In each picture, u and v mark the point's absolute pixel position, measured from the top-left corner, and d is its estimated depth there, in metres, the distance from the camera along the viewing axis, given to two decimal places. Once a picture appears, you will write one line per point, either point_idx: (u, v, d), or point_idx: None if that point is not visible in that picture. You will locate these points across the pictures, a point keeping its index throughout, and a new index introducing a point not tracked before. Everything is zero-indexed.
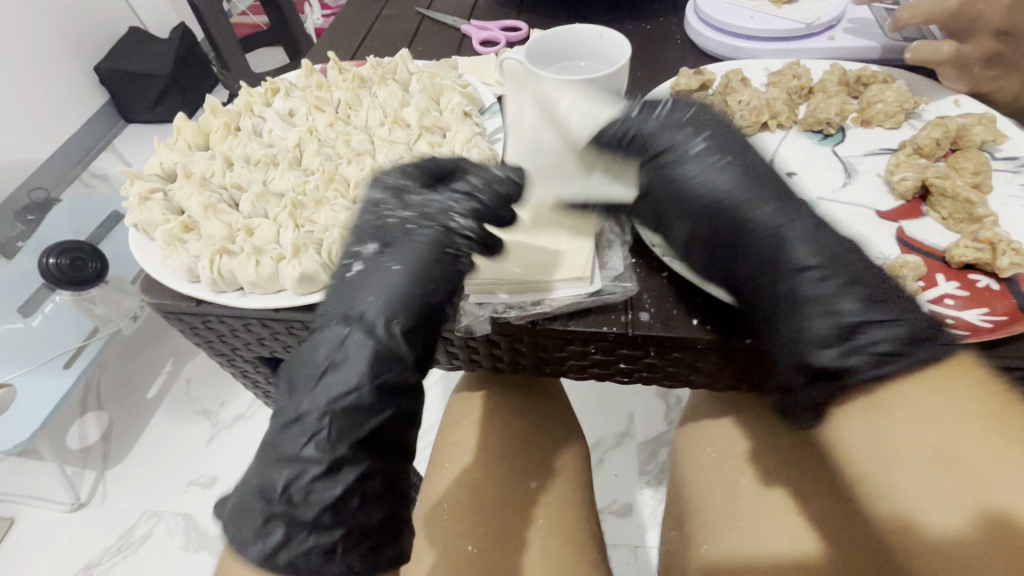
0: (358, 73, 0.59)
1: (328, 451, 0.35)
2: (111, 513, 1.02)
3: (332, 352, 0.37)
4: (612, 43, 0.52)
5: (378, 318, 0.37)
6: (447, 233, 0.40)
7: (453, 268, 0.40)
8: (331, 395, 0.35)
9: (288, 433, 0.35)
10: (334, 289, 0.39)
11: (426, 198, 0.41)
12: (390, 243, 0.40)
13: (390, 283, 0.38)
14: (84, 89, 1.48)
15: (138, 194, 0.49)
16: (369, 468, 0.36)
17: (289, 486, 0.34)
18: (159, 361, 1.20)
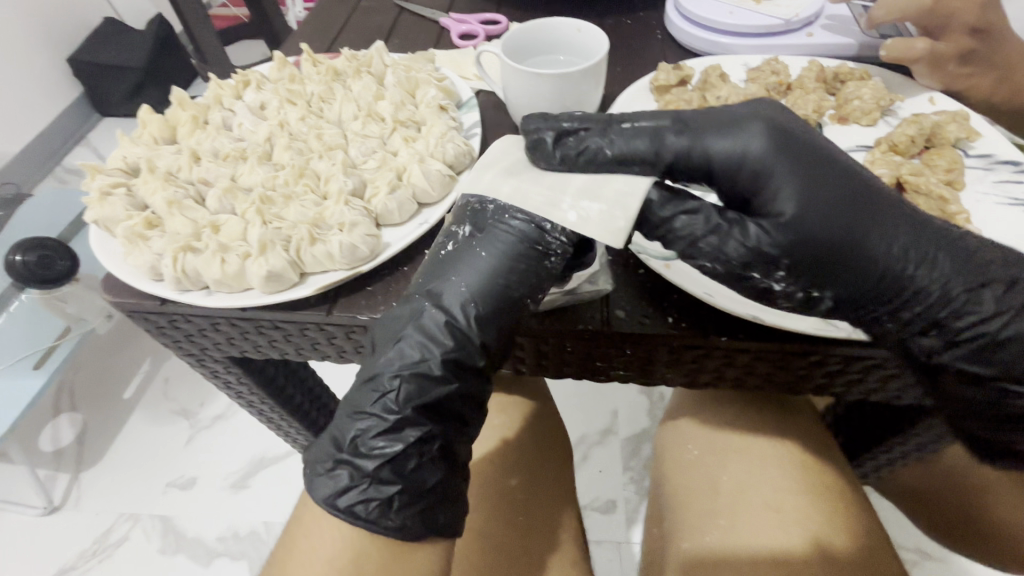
0: (332, 66, 0.57)
1: (393, 410, 0.37)
2: (85, 517, 1.00)
3: (415, 330, 0.37)
4: (590, 38, 0.51)
5: (462, 304, 0.37)
6: (537, 242, 0.37)
7: (539, 265, 0.37)
8: (401, 363, 0.37)
9: (363, 390, 0.38)
10: (433, 266, 0.39)
11: (509, 228, 0.37)
12: (482, 230, 0.37)
13: (477, 270, 0.37)
14: (55, 81, 1.43)
15: (99, 189, 0.47)
16: (430, 431, 0.37)
17: (357, 438, 0.37)
18: (135, 361, 1.17)
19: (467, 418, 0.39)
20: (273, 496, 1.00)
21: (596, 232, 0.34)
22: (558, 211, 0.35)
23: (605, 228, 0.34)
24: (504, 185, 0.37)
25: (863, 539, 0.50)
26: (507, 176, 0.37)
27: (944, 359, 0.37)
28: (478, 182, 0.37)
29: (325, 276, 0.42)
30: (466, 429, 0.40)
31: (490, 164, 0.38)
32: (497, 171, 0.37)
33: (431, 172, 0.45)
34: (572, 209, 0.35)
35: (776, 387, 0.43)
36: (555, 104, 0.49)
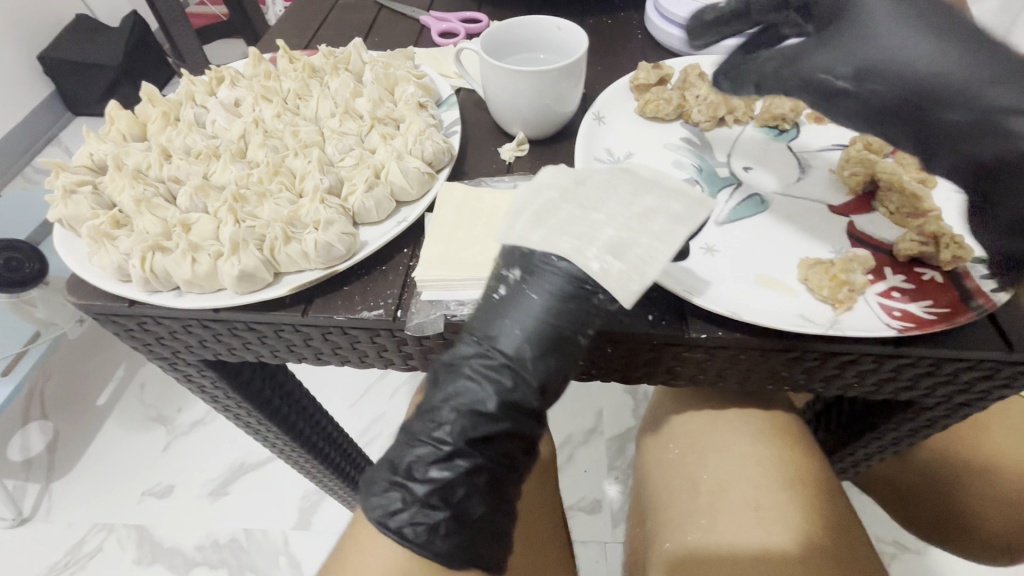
0: (309, 63, 0.56)
1: (447, 441, 0.36)
2: (57, 527, 0.96)
3: (472, 371, 0.36)
4: (569, 36, 0.51)
5: (517, 347, 0.36)
6: (584, 292, 0.36)
7: (587, 305, 0.37)
8: (458, 399, 0.36)
9: (422, 420, 0.37)
10: (481, 310, 0.38)
11: (552, 271, 0.37)
12: (531, 276, 0.37)
13: (529, 313, 0.36)
14: (24, 79, 1.39)
15: (63, 187, 0.45)
16: (478, 464, 0.36)
17: (412, 464, 0.36)
18: (109, 367, 1.14)
19: (516, 451, 0.38)
20: (253, 504, 0.98)
21: (613, 288, 0.35)
22: (584, 259, 0.36)
23: (623, 286, 0.35)
24: (534, 232, 0.37)
25: (842, 532, 0.50)
26: (537, 224, 0.38)
27: (919, 353, 0.37)
28: (510, 230, 0.38)
29: (301, 275, 0.41)
30: (518, 458, 0.38)
31: (520, 209, 0.39)
32: (525, 218, 0.38)
33: (409, 169, 0.45)
34: (597, 260, 0.36)
35: (756, 382, 0.43)
36: (535, 102, 0.48)
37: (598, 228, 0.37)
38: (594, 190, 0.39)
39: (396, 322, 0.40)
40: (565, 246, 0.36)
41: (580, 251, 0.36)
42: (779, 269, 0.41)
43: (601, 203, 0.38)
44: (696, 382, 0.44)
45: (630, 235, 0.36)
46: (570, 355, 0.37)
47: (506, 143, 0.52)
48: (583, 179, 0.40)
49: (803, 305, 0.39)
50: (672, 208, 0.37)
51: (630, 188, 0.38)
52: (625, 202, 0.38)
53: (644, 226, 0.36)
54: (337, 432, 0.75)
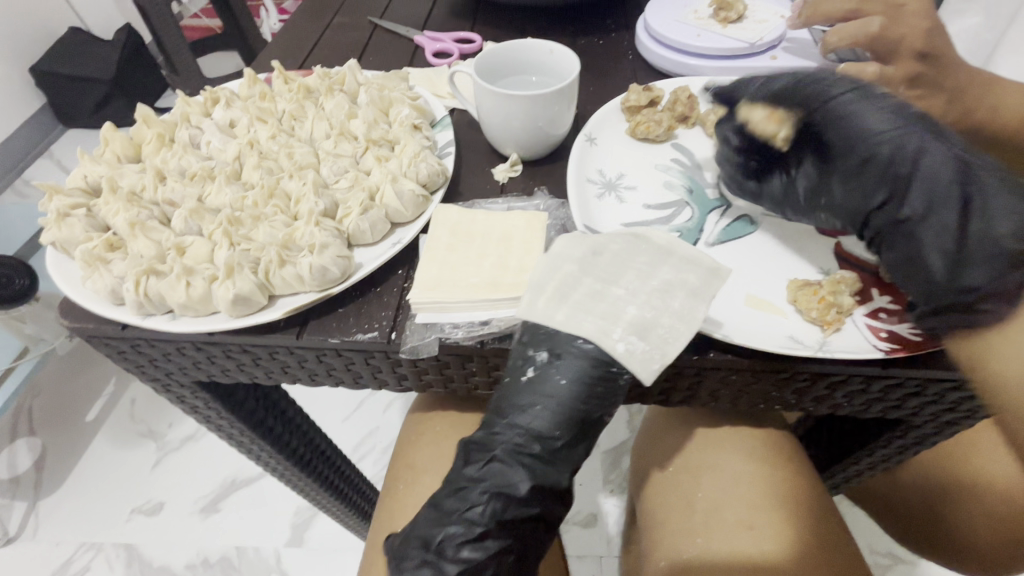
0: (304, 84, 0.57)
1: (478, 522, 0.39)
2: (44, 547, 0.95)
3: (504, 456, 0.39)
4: (562, 60, 0.52)
5: (547, 431, 0.38)
6: (610, 376, 0.38)
7: (612, 386, 0.38)
8: (491, 483, 0.39)
9: (454, 499, 0.40)
10: (511, 386, 0.40)
11: (577, 356, 0.38)
12: (558, 356, 0.38)
13: (557, 397, 0.38)
14: (16, 91, 1.39)
15: (57, 210, 0.45)
16: (507, 544, 0.39)
17: (443, 542, 0.39)
18: (99, 382, 1.12)
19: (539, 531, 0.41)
20: (245, 522, 0.97)
21: (638, 370, 0.36)
22: (611, 340, 0.37)
23: (645, 367, 0.36)
24: (557, 311, 0.38)
25: (834, 550, 0.50)
26: (559, 301, 0.38)
27: (904, 373, 0.38)
28: (532, 307, 0.38)
29: (295, 297, 0.41)
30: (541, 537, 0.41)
31: (540, 284, 0.39)
32: (547, 295, 0.39)
33: (404, 192, 0.45)
34: (622, 341, 0.37)
35: (748, 402, 0.44)
36: (528, 125, 0.49)
37: (621, 308, 0.38)
38: (612, 262, 0.40)
39: (391, 345, 0.40)
40: (591, 327, 0.38)
41: (605, 332, 0.38)
42: (769, 291, 0.42)
43: (621, 276, 0.39)
44: (688, 403, 0.45)
45: (654, 314, 0.38)
46: (594, 428, 0.40)
47: (500, 164, 0.53)
48: (600, 249, 0.41)
49: (792, 327, 0.39)
50: (688, 280, 0.38)
51: (648, 261, 0.40)
52: (644, 275, 0.39)
53: (665, 304, 0.38)
54: (331, 450, 0.74)
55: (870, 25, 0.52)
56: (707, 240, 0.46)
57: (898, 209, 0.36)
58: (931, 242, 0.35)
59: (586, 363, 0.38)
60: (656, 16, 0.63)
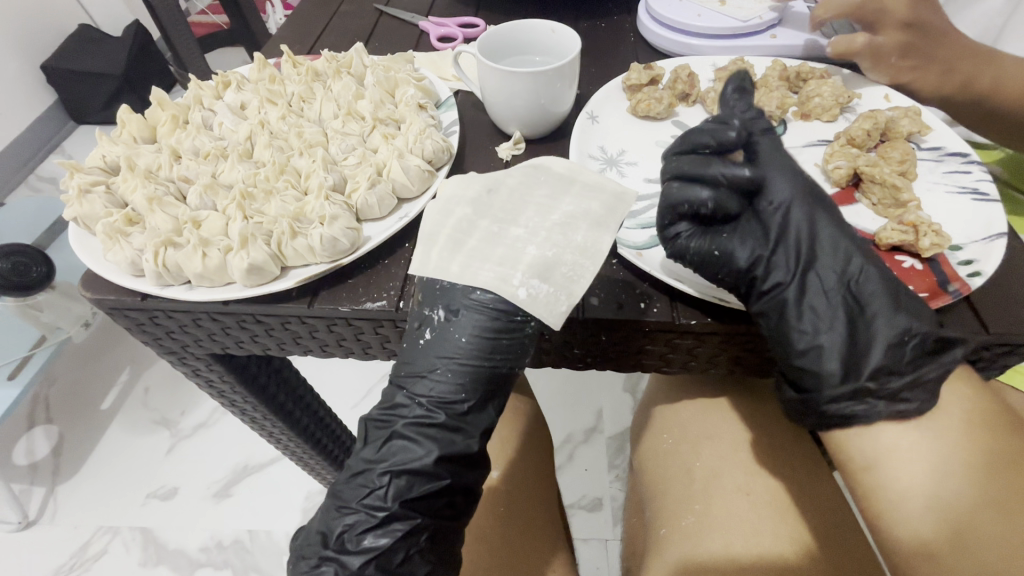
0: (312, 67, 0.58)
1: (382, 506, 0.37)
2: (62, 529, 0.98)
3: (404, 428, 0.38)
4: (563, 38, 0.53)
5: (448, 394, 0.38)
6: (505, 328, 0.38)
7: (510, 335, 0.38)
8: (392, 461, 0.38)
9: (352, 486, 0.38)
10: (409, 352, 0.40)
11: (469, 310, 0.38)
12: (454, 310, 0.38)
13: (458, 356, 0.38)
14: (28, 87, 1.41)
15: (78, 187, 0.47)
16: (418, 524, 0.37)
17: (344, 534, 0.37)
18: (115, 370, 1.15)
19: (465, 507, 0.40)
20: (256, 505, 0.99)
21: (542, 314, 0.36)
22: (510, 287, 0.37)
23: (551, 309, 0.36)
24: (452, 262, 0.38)
25: (827, 517, 0.51)
26: (453, 251, 0.38)
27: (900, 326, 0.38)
28: (425, 262, 0.38)
29: (307, 268, 0.43)
30: (460, 506, 0.40)
31: (433, 235, 0.39)
32: (441, 246, 0.38)
33: (410, 167, 0.46)
34: (523, 287, 0.37)
35: (745, 370, 0.45)
36: (531, 102, 0.50)
37: (521, 248, 0.37)
38: (509, 198, 0.39)
39: (398, 313, 0.42)
40: (489, 276, 0.37)
41: (505, 279, 0.37)
42: None
43: (520, 214, 0.38)
44: (687, 369, 0.46)
45: (555, 252, 0.37)
46: (497, 383, 0.39)
47: (504, 142, 0.54)
48: (496, 186, 0.40)
49: None
50: (591, 209, 0.38)
51: (548, 192, 0.39)
52: (545, 209, 0.38)
53: (567, 239, 0.37)
54: (341, 429, 0.76)
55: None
56: None
57: (783, 275, 0.38)
58: (827, 312, 0.37)
59: (476, 317, 0.38)
60: None
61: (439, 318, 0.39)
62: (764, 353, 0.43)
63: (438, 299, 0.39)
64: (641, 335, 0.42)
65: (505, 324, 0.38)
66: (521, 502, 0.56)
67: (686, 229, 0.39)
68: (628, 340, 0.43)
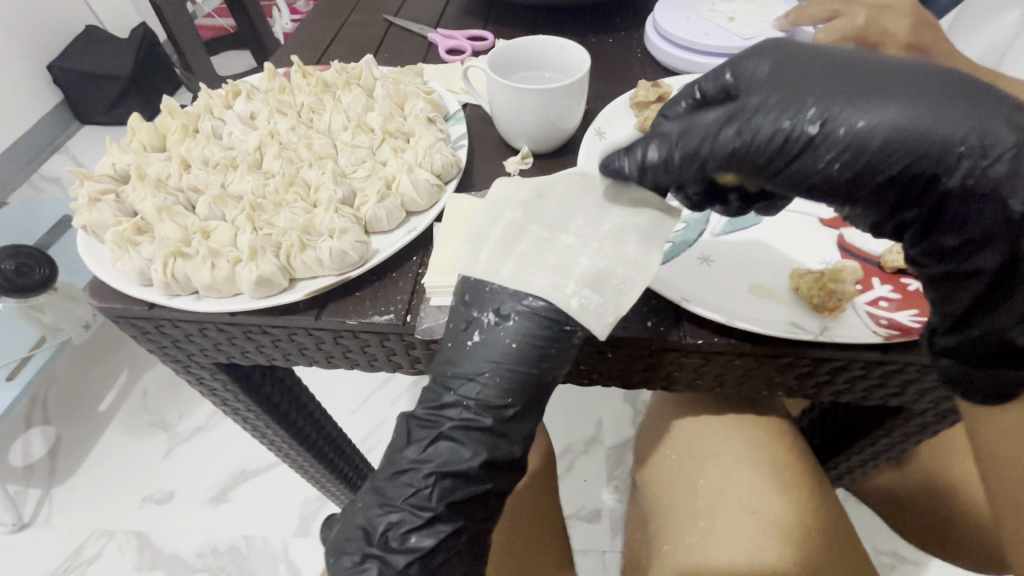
0: (322, 78, 0.58)
1: (427, 506, 0.36)
2: (57, 533, 0.97)
3: (450, 430, 0.37)
4: (572, 55, 0.54)
5: (496, 398, 0.36)
6: (559, 335, 0.37)
7: (562, 342, 0.37)
8: (438, 462, 0.37)
9: (396, 484, 0.37)
10: (453, 354, 0.38)
11: (523, 315, 0.37)
12: (507, 313, 0.37)
13: (506, 362, 0.37)
14: (33, 87, 1.41)
15: (87, 195, 0.47)
16: (460, 526, 0.37)
17: (387, 532, 0.37)
18: (113, 372, 1.15)
19: (491, 512, 0.39)
20: (252, 511, 0.99)
21: (592, 324, 0.36)
22: (564, 297, 0.36)
23: (599, 320, 0.36)
24: (503, 266, 0.37)
25: (834, 535, 0.52)
26: (504, 255, 0.38)
27: (907, 359, 0.38)
28: (474, 262, 0.38)
29: (314, 281, 0.43)
30: (491, 511, 0.39)
31: (481, 235, 0.39)
32: (490, 249, 0.38)
33: (420, 181, 0.47)
34: (576, 296, 0.36)
35: (750, 389, 0.45)
36: (540, 118, 0.51)
37: (573, 258, 0.37)
38: (558, 205, 0.39)
39: (406, 326, 0.42)
40: (543, 283, 0.37)
41: (558, 287, 0.37)
42: (773, 279, 0.43)
43: (570, 223, 0.39)
44: (694, 387, 0.46)
45: (607, 264, 0.37)
46: (543, 391, 0.38)
47: (511, 157, 0.55)
48: (545, 191, 0.40)
49: (793, 312, 0.40)
50: (640, 223, 0.38)
51: (595, 203, 0.39)
52: (593, 220, 0.39)
53: (619, 251, 0.37)
54: (344, 440, 0.76)
55: (857, 18, 0.55)
56: (713, 231, 0.47)
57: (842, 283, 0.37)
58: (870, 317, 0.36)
59: (529, 322, 0.36)
60: (665, 15, 0.65)
61: (489, 320, 0.37)
62: (800, 367, 0.41)
63: (489, 301, 0.37)
64: (653, 349, 0.42)
65: (555, 329, 0.37)
66: (525, 516, 0.56)
67: (858, 123, 0.31)
68: (637, 357, 0.43)
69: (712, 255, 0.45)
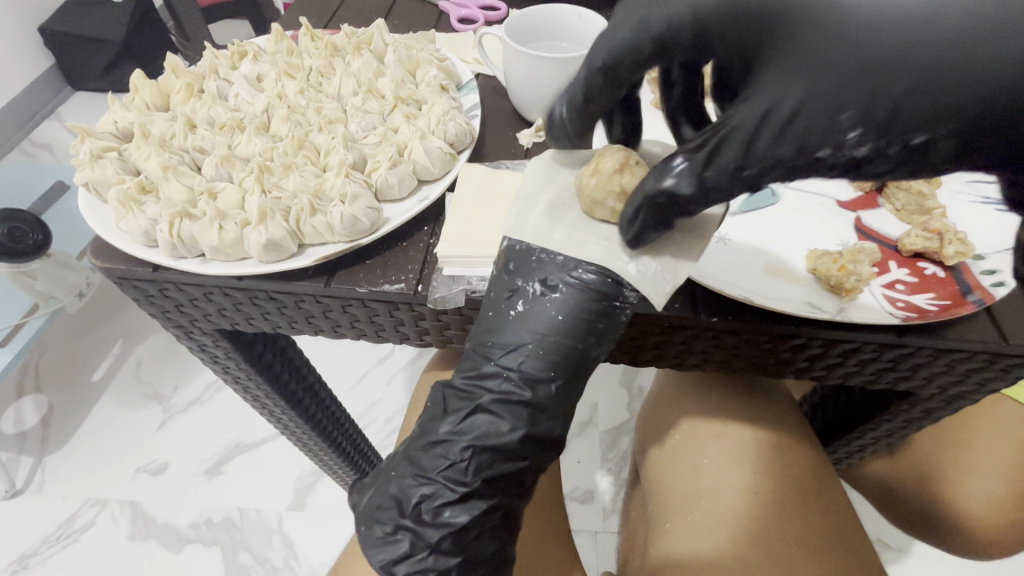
0: (331, 41, 0.57)
1: (461, 481, 0.35)
2: (50, 501, 0.97)
3: (491, 402, 0.35)
4: (591, 26, 0.52)
5: (539, 371, 0.34)
6: (611, 310, 0.34)
7: (611, 316, 0.35)
8: (474, 435, 0.35)
9: (431, 455, 0.36)
10: (494, 322, 0.36)
11: (572, 286, 0.34)
12: (554, 284, 0.34)
13: (550, 334, 0.34)
14: (24, 48, 1.37)
15: (90, 151, 0.46)
16: (494, 504, 0.36)
17: (420, 504, 0.35)
18: (107, 341, 1.14)
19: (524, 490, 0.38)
20: (245, 485, 0.99)
21: (652, 294, 0.33)
22: (621, 262, 0.33)
23: (659, 289, 0.33)
24: (554, 230, 0.35)
25: (838, 519, 0.52)
26: (554, 222, 0.35)
27: (919, 343, 0.38)
28: (521, 226, 0.35)
29: (324, 247, 0.42)
30: (526, 489, 0.38)
31: (532, 197, 0.36)
32: (539, 212, 0.36)
33: (432, 149, 0.46)
34: (635, 262, 0.33)
35: (757, 370, 0.45)
36: (557, 88, 0.49)
37: None
38: None
39: (417, 296, 0.41)
40: (598, 250, 0.34)
41: (614, 254, 0.34)
42: (788, 260, 0.43)
43: None
44: (701, 367, 0.46)
45: None
46: (587, 368, 0.36)
47: (524, 128, 0.54)
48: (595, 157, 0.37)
49: (809, 293, 0.40)
50: None
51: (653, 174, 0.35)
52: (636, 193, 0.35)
53: None
54: (345, 417, 0.76)
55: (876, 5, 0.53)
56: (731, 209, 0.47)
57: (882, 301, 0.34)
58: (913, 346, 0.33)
59: (579, 294, 0.34)
60: None
61: (535, 291, 0.35)
62: (821, 352, 0.41)
63: (536, 270, 0.35)
64: (669, 328, 0.42)
65: (604, 303, 0.34)
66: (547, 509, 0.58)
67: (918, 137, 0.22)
68: (650, 335, 0.43)
69: (728, 234, 0.45)
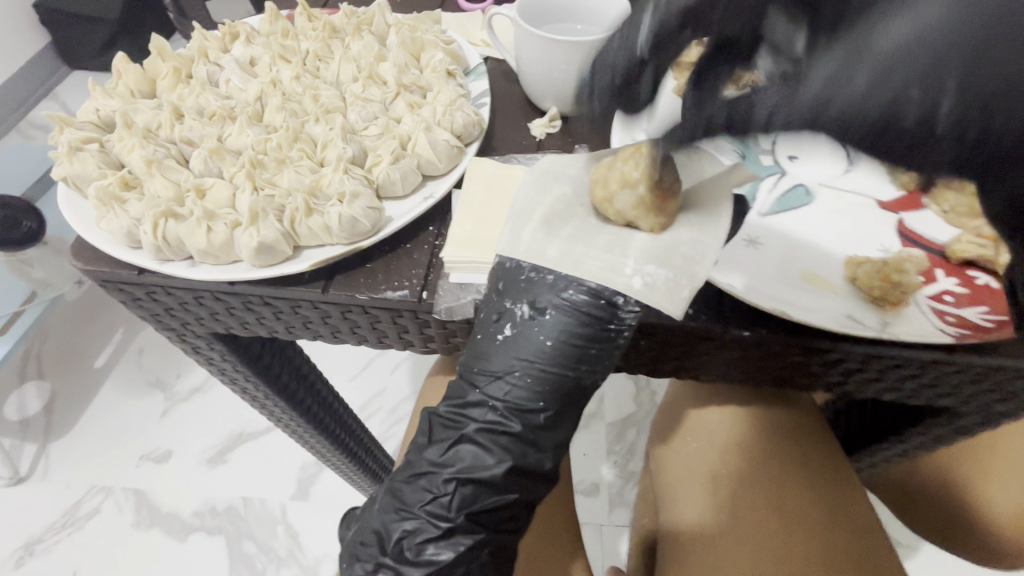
0: (329, 21, 0.53)
1: (445, 517, 0.32)
2: (54, 488, 0.96)
3: (475, 432, 0.33)
4: (611, 6, 0.48)
5: (525, 403, 0.32)
6: (607, 334, 0.32)
7: (605, 340, 0.32)
8: (459, 467, 0.33)
9: (414, 488, 0.33)
10: (482, 346, 0.34)
11: (563, 310, 0.32)
12: (544, 307, 0.32)
13: (538, 362, 0.32)
14: (18, 24, 1.32)
15: (68, 143, 0.42)
16: (481, 539, 0.33)
17: (402, 541, 0.33)
18: (108, 329, 1.12)
19: (521, 520, 0.35)
20: (248, 476, 0.97)
21: (664, 303, 0.31)
22: (623, 277, 0.32)
23: (672, 297, 0.31)
24: (549, 245, 0.33)
25: (862, 535, 0.51)
26: (549, 235, 0.33)
27: (969, 360, 0.35)
28: (516, 242, 0.34)
29: (323, 250, 0.39)
30: (521, 522, 0.35)
31: (525, 211, 0.35)
32: (535, 224, 0.34)
33: (438, 141, 0.42)
34: (638, 274, 0.32)
35: (781, 387, 0.42)
36: (572, 75, 0.45)
37: (628, 232, 0.33)
38: None
39: (422, 304, 0.38)
40: (596, 265, 0.32)
41: (616, 267, 0.32)
42: (825, 268, 0.39)
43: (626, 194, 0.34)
44: (725, 381, 0.43)
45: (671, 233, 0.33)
46: (578, 397, 0.34)
47: (536, 119, 0.50)
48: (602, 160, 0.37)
49: (850, 305, 0.37)
50: (714, 209, 0.33)
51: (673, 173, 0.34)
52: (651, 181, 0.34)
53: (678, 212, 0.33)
54: (349, 416, 0.74)
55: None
56: (761, 210, 0.43)
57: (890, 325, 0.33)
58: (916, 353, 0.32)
59: (569, 321, 0.32)
60: None
61: (522, 317, 0.33)
62: (852, 368, 0.38)
63: (526, 292, 0.33)
64: (690, 339, 0.39)
65: (599, 327, 0.32)
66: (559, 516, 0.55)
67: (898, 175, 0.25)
68: (671, 348, 0.40)
69: (760, 237, 0.41)
